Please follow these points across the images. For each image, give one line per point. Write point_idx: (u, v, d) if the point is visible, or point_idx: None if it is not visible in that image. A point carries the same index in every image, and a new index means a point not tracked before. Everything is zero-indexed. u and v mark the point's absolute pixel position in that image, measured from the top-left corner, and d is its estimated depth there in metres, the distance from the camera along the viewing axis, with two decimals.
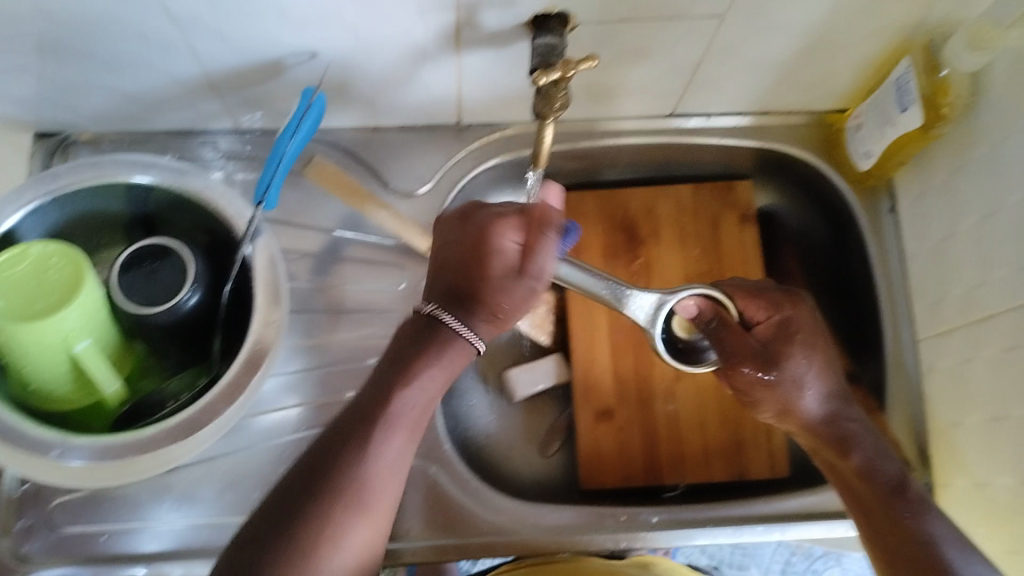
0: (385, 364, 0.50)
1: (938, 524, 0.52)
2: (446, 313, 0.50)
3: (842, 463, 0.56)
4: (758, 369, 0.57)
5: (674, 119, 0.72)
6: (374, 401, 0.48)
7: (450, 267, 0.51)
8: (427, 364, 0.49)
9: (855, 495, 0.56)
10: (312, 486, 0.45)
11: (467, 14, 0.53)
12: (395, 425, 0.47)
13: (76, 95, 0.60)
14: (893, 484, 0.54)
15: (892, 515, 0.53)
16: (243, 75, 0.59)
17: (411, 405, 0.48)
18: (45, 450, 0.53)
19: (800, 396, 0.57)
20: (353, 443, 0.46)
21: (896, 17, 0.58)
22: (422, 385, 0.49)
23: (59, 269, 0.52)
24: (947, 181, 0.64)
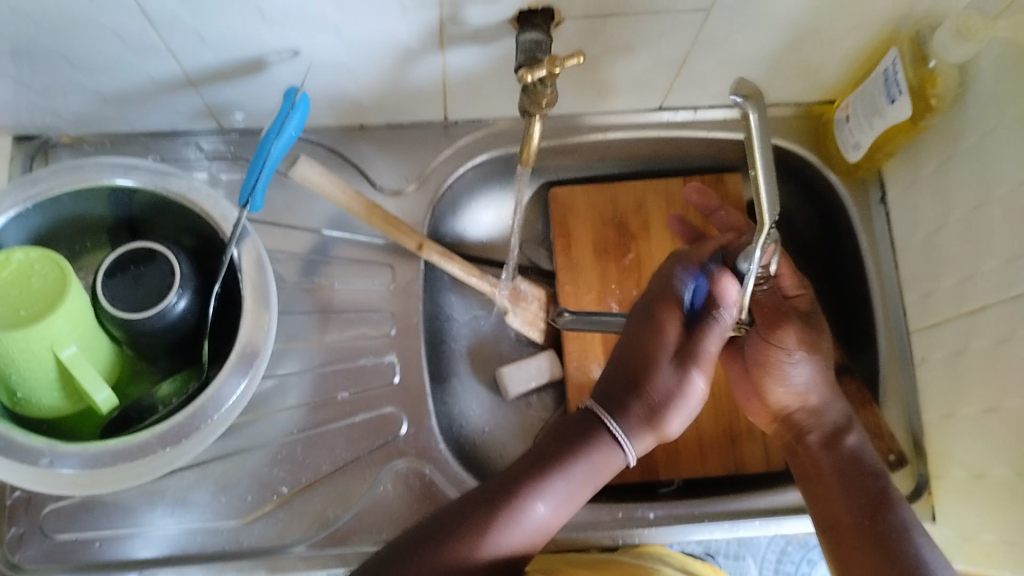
0: (548, 439, 0.55)
1: (909, 517, 0.54)
2: (613, 419, 0.53)
3: (831, 446, 0.59)
4: (797, 330, 0.59)
5: (662, 113, 0.72)
6: (523, 476, 0.53)
7: (620, 369, 0.55)
8: (591, 460, 0.53)
9: (839, 478, 0.57)
10: (466, 535, 0.50)
11: (450, 11, 0.53)
12: (542, 492, 0.52)
13: (56, 98, 0.60)
14: (877, 472, 0.57)
15: (873, 503, 0.55)
16: (225, 74, 0.58)
17: (574, 473, 0.53)
18: (35, 458, 0.53)
19: (795, 370, 0.59)
20: (516, 497, 0.51)
21: (882, 7, 0.58)
22: (594, 476, 0.53)
23: (43, 274, 0.52)
24: (937, 172, 0.64)
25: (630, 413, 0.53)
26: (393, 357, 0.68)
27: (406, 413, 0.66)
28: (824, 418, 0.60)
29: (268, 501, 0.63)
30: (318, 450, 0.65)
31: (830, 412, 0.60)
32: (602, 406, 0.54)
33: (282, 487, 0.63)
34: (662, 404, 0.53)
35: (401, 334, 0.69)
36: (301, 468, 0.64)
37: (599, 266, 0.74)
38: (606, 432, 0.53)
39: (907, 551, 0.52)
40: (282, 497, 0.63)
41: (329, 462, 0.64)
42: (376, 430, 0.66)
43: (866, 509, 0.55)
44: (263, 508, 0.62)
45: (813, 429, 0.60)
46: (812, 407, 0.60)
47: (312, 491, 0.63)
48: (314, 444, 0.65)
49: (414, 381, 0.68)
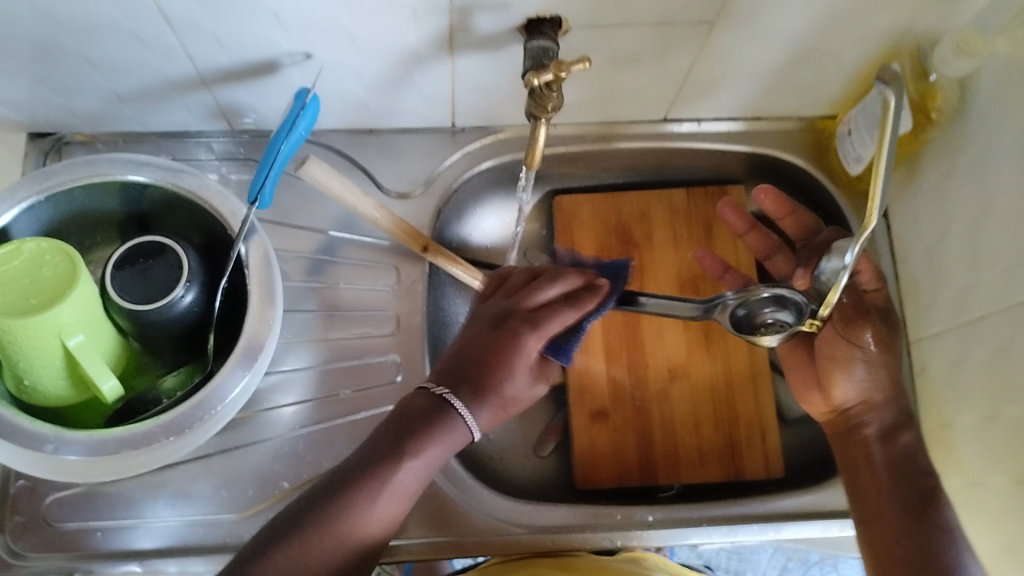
0: (378, 440, 0.53)
1: (953, 515, 0.55)
2: (457, 398, 0.53)
3: (882, 439, 0.59)
4: (875, 327, 0.58)
5: (668, 124, 0.73)
6: (375, 461, 0.52)
7: (468, 363, 0.54)
8: (425, 443, 0.52)
9: (888, 476, 0.58)
10: (310, 526, 0.49)
11: (459, 18, 0.54)
12: (376, 481, 0.51)
13: (72, 96, 0.61)
14: (925, 467, 0.57)
15: (915, 500, 0.56)
16: (237, 75, 0.60)
17: (412, 463, 0.52)
18: (41, 444, 0.53)
19: (858, 373, 0.59)
20: (357, 484, 0.50)
21: (883, 24, 0.59)
22: (420, 448, 0.52)
23: (53, 264, 0.53)
24: (938, 185, 0.65)
25: (465, 396, 0.54)
26: (395, 357, 0.69)
27: None
28: (894, 435, 0.59)
29: (268, 496, 0.63)
30: (320, 447, 0.65)
31: (901, 434, 0.59)
32: (446, 385, 0.54)
33: (283, 482, 0.64)
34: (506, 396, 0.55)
35: (404, 335, 0.69)
36: (302, 465, 0.64)
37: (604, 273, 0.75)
38: (454, 414, 0.53)
39: (942, 546, 0.53)
40: (282, 492, 0.63)
41: (330, 459, 0.65)
42: (377, 428, 0.66)
43: (907, 516, 0.55)
44: (263, 502, 0.63)
45: (872, 423, 0.60)
46: (898, 420, 0.59)
47: (312, 487, 0.64)
48: (315, 441, 0.65)
49: (415, 381, 0.68)
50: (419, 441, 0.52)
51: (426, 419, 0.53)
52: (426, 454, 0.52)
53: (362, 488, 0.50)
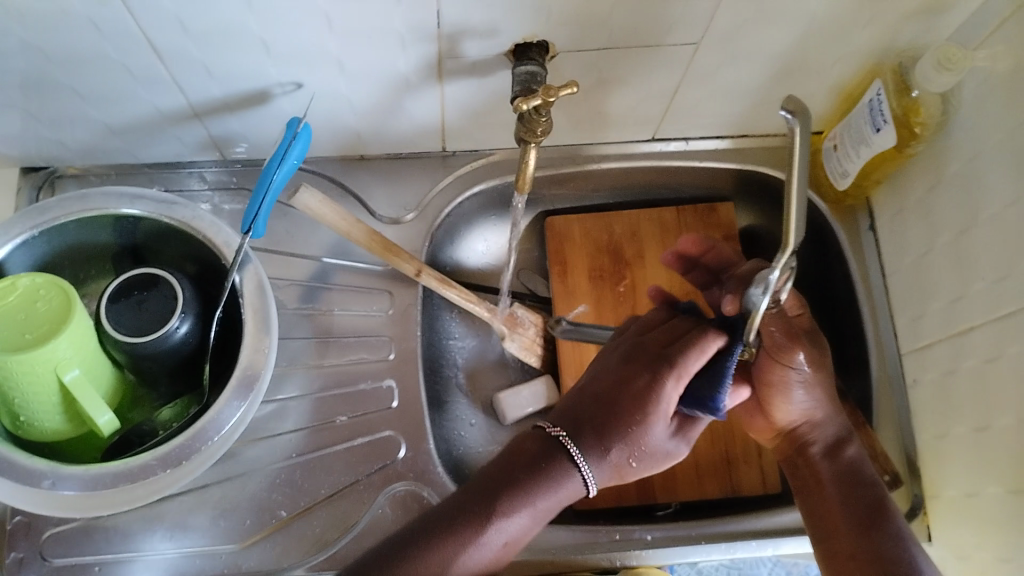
0: (463, 495, 0.52)
1: (903, 524, 0.55)
2: (575, 446, 0.52)
3: (823, 454, 0.59)
4: (807, 349, 0.57)
5: (656, 144, 0.74)
6: (478, 514, 0.50)
7: (603, 402, 0.53)
8: (547, 496, 0.51)
9: (834, 490, 0.57)
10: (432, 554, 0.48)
11: (448, 45, 0.54)
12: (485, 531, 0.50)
13: (64, 130, 0.61)
14: (871, 476, 0.58)
15: (863, 510, 0.56)
16: (229, 106, 0.60)
17: (519, 520, 0.50)
18: (37, 480, 0.53)
19: (793, 393, 0.58)
20: (469, 522, 0.50)
21: (866, 42, 0.60)
22: (543, 502, 0.51)
23: (48, 299, 0.53)
24: (924, 198, 0.65)
25: (588, 443, 0.52)
26: (391, 382, 0.69)
27: (404, 438, 0.67)
28: (840, 452, 0.59)
29: (266, 525, 0.63)
30: (316, 475, 0.65)
31: (847, 450, 0.59)
32: (565, 428, 0.53)
33: (280, 511, 0.64)
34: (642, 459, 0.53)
35: (400, 359, 0.70)
36: (300, 493, 0.64)
37: (597, 299, 0.75)
38: (572, 464, 0.52)
39: (899, 554, 0.53)
40: (280, 520, 0.63)
41: (328, 486, 0.65)
42: (374, 453, 0.66)
43: (856, 522, 0.55)
44: (261, 532, 0.63)
45: (815, 443, 0.60)
46: (836, 441, 0.60)
47: (310, 516, 0.64)
48: (312, 469, 0.65)
49: (411, 406, 0.68)
50: (537, 496, 0.51)
51: (536, 476, 0.51)
52: (537, 506, 0.51)
53: (461, 534, 0.49)
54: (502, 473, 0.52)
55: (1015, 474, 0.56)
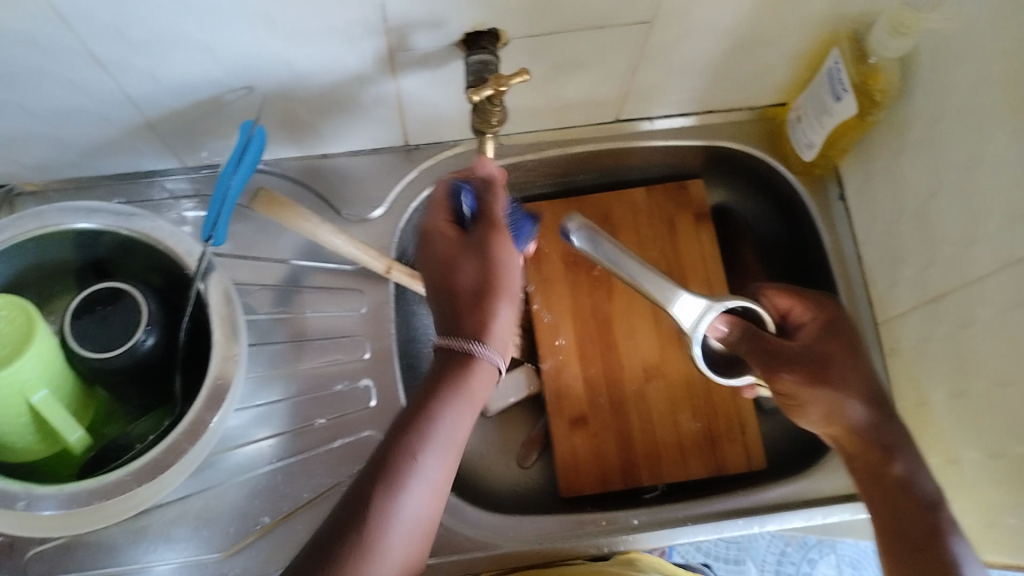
0: (390, 434, 0.46)
1: (961, 542, 0.51)
2: (469, 339, 0.47)
3: (882, 483, 0.55)
4: (801, 365, 0.58)
5: (622, 125, 0.73)
6: (409, 440, 0.45)
7: (445, 280, 0.49)
8: (468, 393, 0.47)
9: (891, 532, 0.53)
10: (371, 508, 0.43)
11: (397, 38, 0.54)
12: (425, 455, 0.45)
13: (18, 148, 0.61)
14: (931, 500, 0.53)
15: (927, 558, 0.51)
16: (183, 114, 0.60)
17: (448, 428, 0.47)
18: (12, 502, 0.53)
19: (846, 401, 0.57)
20: (401, 459, 0.45)
21: (820, 11, 0.59)
22: (470, 401, 0.47)
23: (7, 319, 0.52)
24: (889, 165, 0.65)
25: (473, 334, 0.47)
26: (367, 381, 0.69)
27: (384, 436, 0.67)
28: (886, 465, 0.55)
29: (250, 532, 0.63)
30: (298, 479, 0.65)
31: (895, 465, 0.55)
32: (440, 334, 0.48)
33: (263, 518, 0.63)
34: (480, 289, 0.48)
35: (375, 358, 0.69)
36: (282, 498, 0.64)
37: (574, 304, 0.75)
38: (474, 358, 0.47)
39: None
40: (264, 527, 0.63)
41: (310, 489, 0.65)
42: (355, 454, 0.66)
43: (907, 539, 0.52)
44: (245, 539, 0.63)
45: (859, 459, 0.57)
46: (881, 449, 0.56)
47: (294, 520, 0.63)
48: (294, 473, 0.65)
49: (390, 404, 0.68)
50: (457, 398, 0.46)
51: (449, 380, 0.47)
52: (467, 402, 0.47)
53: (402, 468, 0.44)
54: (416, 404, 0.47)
55: (994, 437, 0.56)
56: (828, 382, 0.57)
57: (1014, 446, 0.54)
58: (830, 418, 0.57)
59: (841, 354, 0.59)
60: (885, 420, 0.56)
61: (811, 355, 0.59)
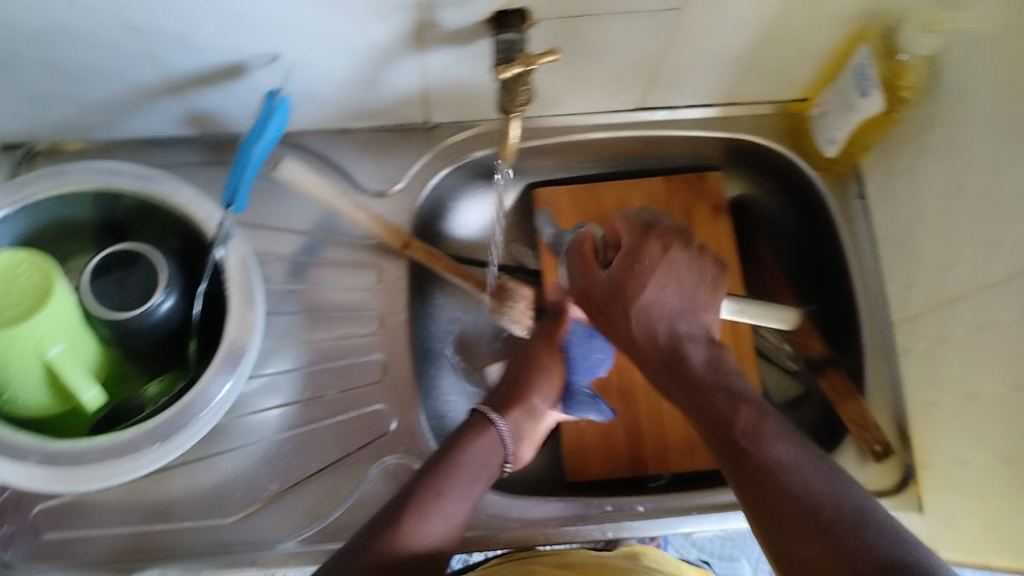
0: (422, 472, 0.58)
1: (792, 451, 0.49)
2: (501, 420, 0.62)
3: (731, 443, 0.50)
4: (603, 289, 0.58)
5: (641, 113, 0.73)
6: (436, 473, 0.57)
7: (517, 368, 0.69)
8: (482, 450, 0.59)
9: (760, 507, 0.48)
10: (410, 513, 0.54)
11: (427, 14, 0.54)
12: (456, 480, 0.57)
13: (41, 106, 0.61)
14: (727, 409, 0.52)
15: (762, 468, 0.48)
16: (207, 79, 0.60)
17: (472, 474, 0.58)
18: (24, 455, 0.53)
19: (648, 311, 0.55)
20: (432, 496, 0.55)
21: (850, 6, 0.59)
22: (484, 460, 0.59)
23: (26, 276, 0.53)
24: (912, 165, 0.65)
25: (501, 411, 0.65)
26: (380, 355, 0.69)
27: (394, 410, 0.67)
28: (704, 380, 0.53)
29: (258, 499, 0.63)
30: (306, 449, 0.65)
31: (690, 372, 0.54)
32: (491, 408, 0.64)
33: (271, 485, 0.64)
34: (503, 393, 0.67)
35: (388, 333, 0.70)
36: (289, 467, 0.64)
37: None
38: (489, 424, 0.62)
39: (797, 497, 0.46)
40: (270, 495, 0.64)
41: (318, 460, 0.65)
42: (365, 427, 0.66)
43: (735, 463, 0.50)
44: (253, 505, 0.63)
45: (682, 378, 0.54)
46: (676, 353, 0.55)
47: (301, 489, 0.64)
48: (302, 442, 0.65)
49: (400, 379, 0.68)
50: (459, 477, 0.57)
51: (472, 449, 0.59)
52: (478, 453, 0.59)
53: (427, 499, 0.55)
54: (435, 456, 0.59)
55: (1006, 441, 0.56)
56: (630, 294, 0.56)
57: None
58: (635, 331, 0.56)
59: (663, 263, 0.56)
60: (677, 338, 0.55)
61: (609, 283, 0.58)
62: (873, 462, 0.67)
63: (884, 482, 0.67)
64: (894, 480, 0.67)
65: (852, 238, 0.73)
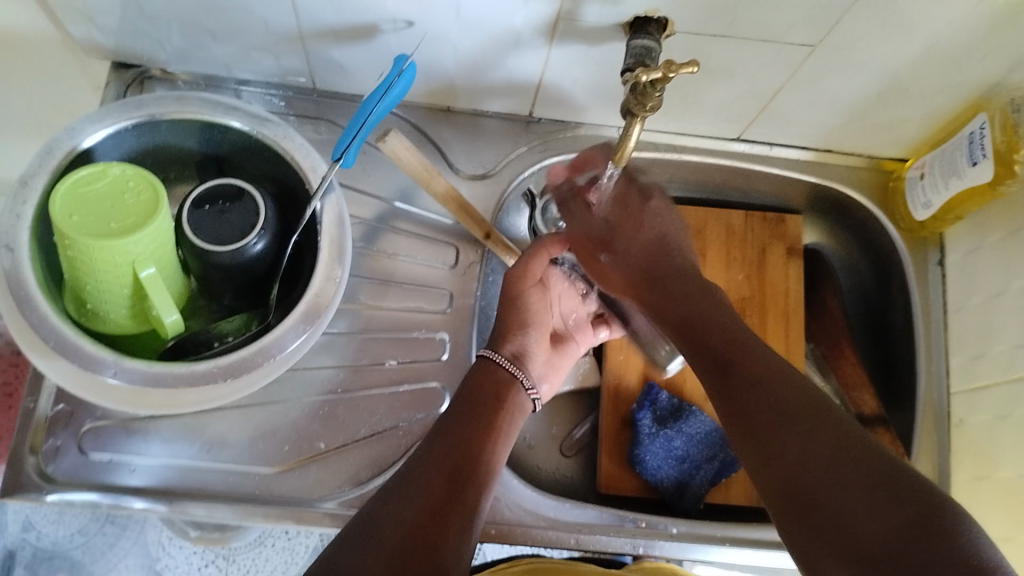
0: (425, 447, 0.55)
1: (760, 355, 0.51)
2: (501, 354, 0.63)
3: (720, 365, 0.51)
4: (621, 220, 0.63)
5: (738, 144, 0.74)
6: (434, 449, 0.55)
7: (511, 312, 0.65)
8: (473, 434, 0.57)
9: (744, 425, 0.48)
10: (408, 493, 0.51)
11: (570, 7, 0.54)
12: (459, 455, 0.55)
13: (168, 32, 0.61)
14: (717, 325, 0.54)
15: (742, 373, 0.50)
16: (336, 35, 0.60)
17: (467, 447, 0.56)
18: (99, 368, 0.52)
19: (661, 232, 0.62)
20: (422, 467, 0.53)
21: (977, 72, 0.60)
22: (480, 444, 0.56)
23: (135, 191, 0.53)
24: (1003, 240, 0.65)
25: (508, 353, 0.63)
26: (444, 335, 0.69)
27: (448, 390, 0.67)
28: (697, 302, 0.56)
29: (303, 453, 0.63)
30: (358, 413, 0.65)
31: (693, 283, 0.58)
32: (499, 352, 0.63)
33: (319, 443, 0.64)
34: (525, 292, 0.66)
35: (454, 314, 0.70)
36: (340, 428, 0.64)
37: None
38: (499, 368, 0.62)
39: (769, 393, 0.48)
40: (317, 452, 0.63)
41: (368, 426, 0.65)
42: (418, 402, 0.66)
43: (716, 380, 0.51)
44: (297, 459, 0.63)
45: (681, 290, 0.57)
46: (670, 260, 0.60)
47: (347, 451, 0.64)
48: (355, 406, 0.65)
49: (461, 361, 0.68)
50: (461, 495, 0.52)
51: (468, 461, 0.55)
52: (474, 427, 0.57)
53: (421, 470, 0.53)
54: (422, 454, 0.55)
55: None
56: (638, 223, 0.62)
57: None
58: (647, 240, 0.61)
59: (656, 219, 0.63)
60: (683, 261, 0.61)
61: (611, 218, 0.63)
62: None
63: None
64: None
65: (924, 302, 0.73)
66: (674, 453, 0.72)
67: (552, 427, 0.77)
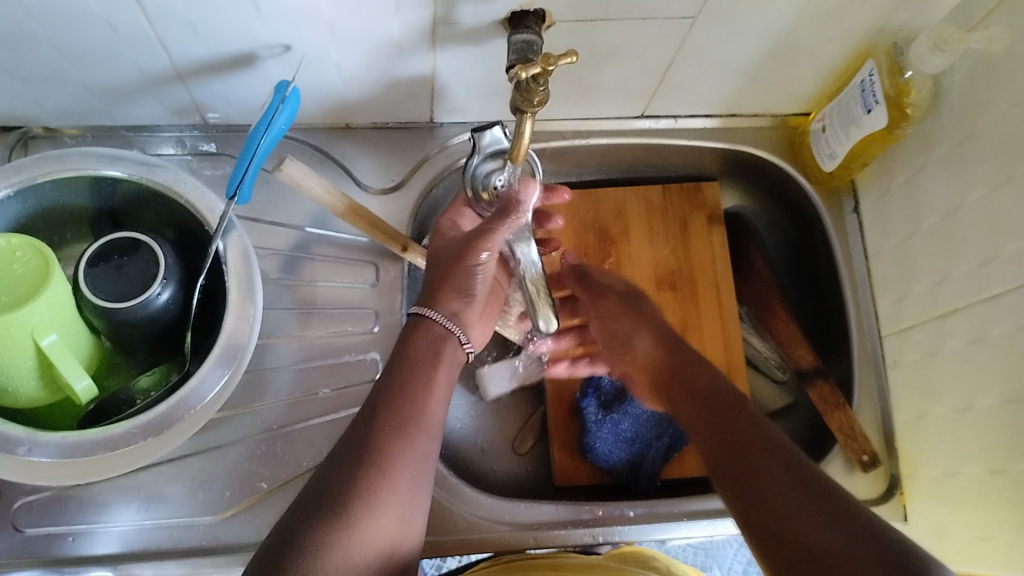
0: (360, 421, 0.51)
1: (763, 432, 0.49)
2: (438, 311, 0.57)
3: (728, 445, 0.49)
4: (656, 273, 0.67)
5: (644, 121, 0.73)
6: (374, 419, 0.50)
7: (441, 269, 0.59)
8: (417, 399, 0.52)
9: (750, 495, 0.46)
10: (346, 479, 0.47)
11: (444, 11, 0.53)
12: (401, 425, 0.50)
13: (40, 89, 0.59)
14: (721, 402, 0.53)
15: (737, 449, 0.49)
16: (213, 68, 0.59)
17: (410, 418, 0.51)
18: (12, 447, 0.51)
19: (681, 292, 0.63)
20: (360, 446, 0.49)
21: (858, 21, 0.60)
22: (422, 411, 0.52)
23: (23, 261, 0.51)
24: (910, 181, 0.66)
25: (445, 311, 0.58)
26: (376, 354, 0.68)
27: None
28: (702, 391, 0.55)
29: (247, 497, 0.62)
30: (298, 446, 0.64)
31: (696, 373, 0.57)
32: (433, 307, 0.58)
33: (261, 483, 0.63)
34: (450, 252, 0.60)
35: (383, 332, 0.69)
36: (281, 465, 0.63)
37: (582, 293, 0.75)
38: (432, 324, 0.57)
39: (762, 467, 0.46)
40: (261, 492, 0.62)
41: (310, 458, 0.64)
42: None
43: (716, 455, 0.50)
44: (241, 503, 0.62)
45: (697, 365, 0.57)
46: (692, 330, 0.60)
47: (292, 486, 0.63)
48: (293, 440, 0.64)
49: None
50: (407, 449, 0.49)
51: (414, 413, 0.51)
52: (416, 391, 0.52)
53: (361, 448, 0.49)
54: (362, 420, 0.50)
55: (996, 454, 0.57)
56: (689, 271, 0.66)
57: (1015, 462, 0.56)
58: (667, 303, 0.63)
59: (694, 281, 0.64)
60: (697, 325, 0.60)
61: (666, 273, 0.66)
62: (861, 471, 0.68)
63: (870, 490, 0.68)
64: (879, 489, 0.68)
65: (846, 250, 0.73)
66: (622, 435, 0.72)
67: (502, 428, 0.77)
